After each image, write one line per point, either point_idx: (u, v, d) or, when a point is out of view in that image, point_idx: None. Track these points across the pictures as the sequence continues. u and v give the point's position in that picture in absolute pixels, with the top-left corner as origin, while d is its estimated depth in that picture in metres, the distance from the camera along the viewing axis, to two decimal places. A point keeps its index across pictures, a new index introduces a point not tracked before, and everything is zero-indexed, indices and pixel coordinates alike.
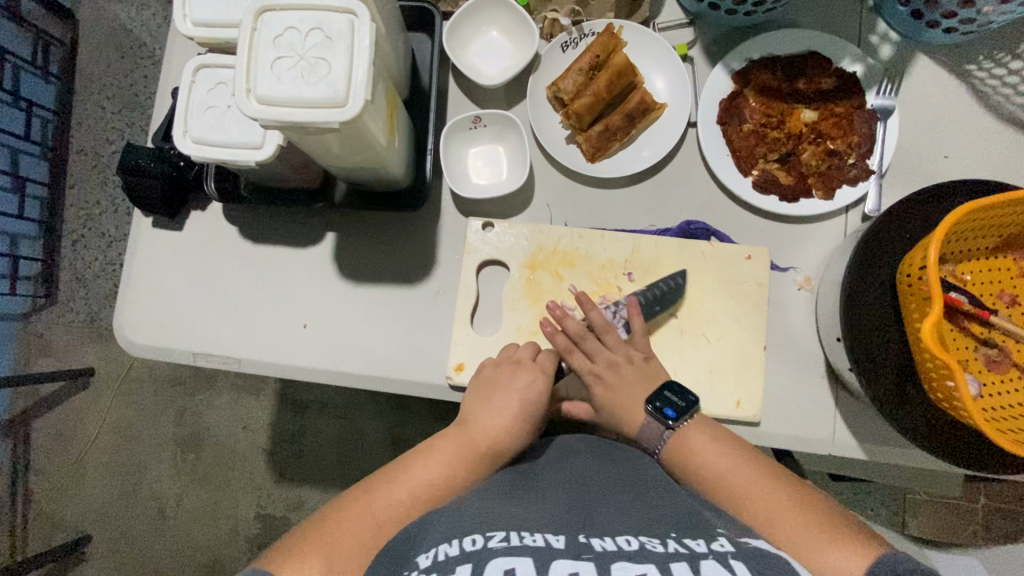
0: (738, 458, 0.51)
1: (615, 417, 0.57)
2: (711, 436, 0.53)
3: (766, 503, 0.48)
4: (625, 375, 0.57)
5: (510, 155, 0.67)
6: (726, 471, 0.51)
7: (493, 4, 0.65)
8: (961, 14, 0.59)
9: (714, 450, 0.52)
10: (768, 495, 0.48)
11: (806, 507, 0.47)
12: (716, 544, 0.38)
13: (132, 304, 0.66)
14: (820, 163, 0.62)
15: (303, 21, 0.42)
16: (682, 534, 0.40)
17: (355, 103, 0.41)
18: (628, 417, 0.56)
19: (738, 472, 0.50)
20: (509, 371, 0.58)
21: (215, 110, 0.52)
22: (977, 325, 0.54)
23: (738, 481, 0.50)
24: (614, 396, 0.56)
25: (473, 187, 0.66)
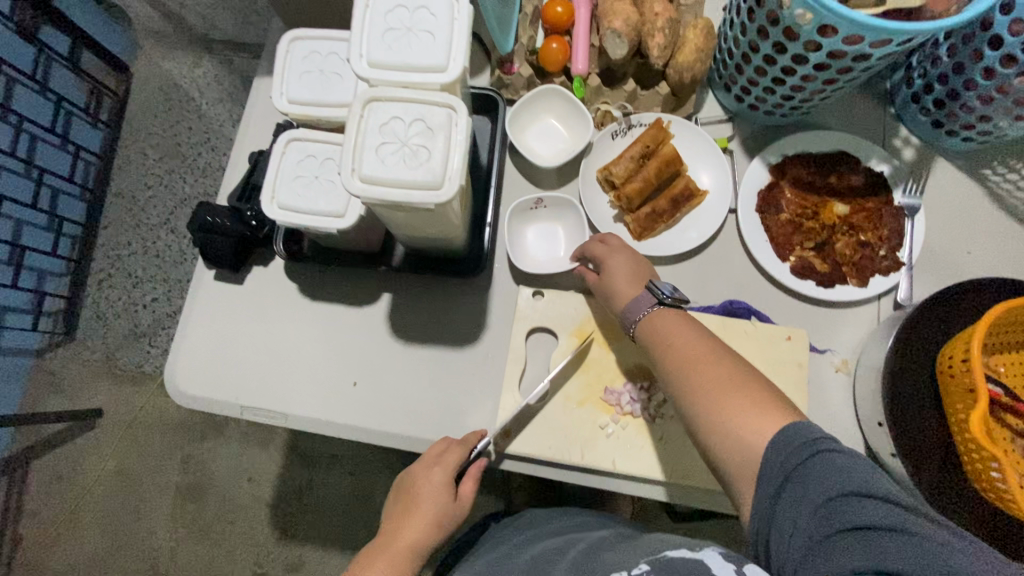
0: (697, 341, 0.52)
1: (610, 293, 0.60)
2: (680, 322, 0.54)
3: (720, 381, 0.48)
4: (633, 258, 0.61)
5: (568, 233, 0.71)
6: (686, 352, 0.51)
7: (552, 95, 0.71)
8: (978, 126, 0.65)
9: (679, 332, 0.53)
10: (713, 371, 0.49)
11: (741, 382, 0.47)
12: (634, 569, 0.44)
13: (186, 354, 0.67)
14: (853, 253, 0.67)
15: (407, 112, 0.46)
16: (612, 571, 0.46)
17: (450, 187, 0.45)
18: (622, 295, 0.59)
19: (700, 355, 0.51)
20: (424, 472, 0.59)
21: (303, 180, 0.56)
22: (1014, 416, 0.56)
23: (692, 363, 0.50)
24: (619, 270, 0.60)
25: (533, 262, 0.70)
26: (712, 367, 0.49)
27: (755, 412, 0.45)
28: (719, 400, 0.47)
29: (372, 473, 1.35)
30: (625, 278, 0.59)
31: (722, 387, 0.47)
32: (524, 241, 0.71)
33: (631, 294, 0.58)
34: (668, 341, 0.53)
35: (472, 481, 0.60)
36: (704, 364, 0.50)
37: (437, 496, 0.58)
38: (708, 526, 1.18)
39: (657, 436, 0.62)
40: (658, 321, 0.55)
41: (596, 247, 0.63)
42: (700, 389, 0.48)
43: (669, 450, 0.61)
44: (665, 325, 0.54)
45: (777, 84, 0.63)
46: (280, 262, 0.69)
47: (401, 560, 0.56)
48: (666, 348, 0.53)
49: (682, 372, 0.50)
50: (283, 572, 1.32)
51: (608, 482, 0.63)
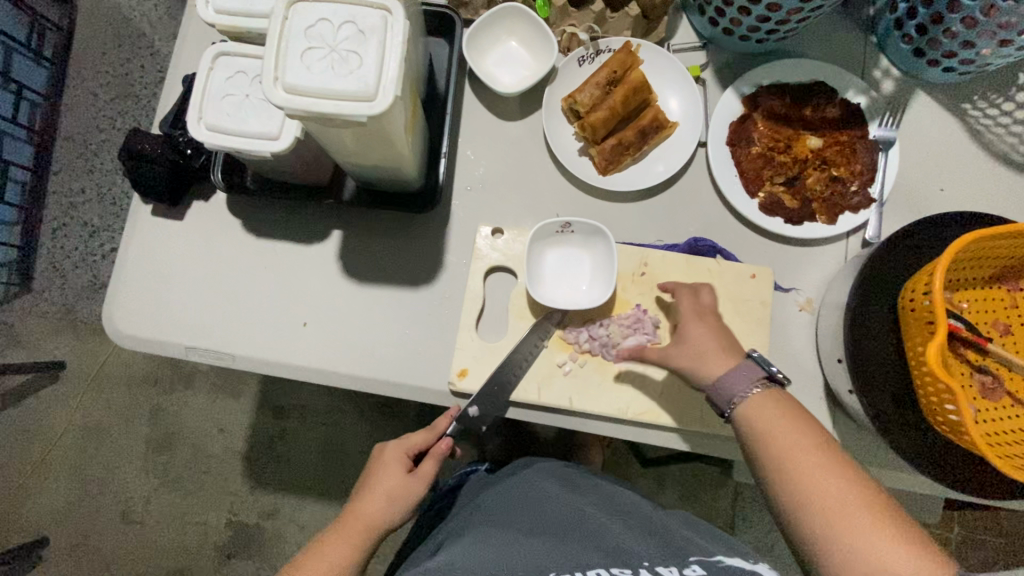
0: (814, 452, 0.47)
1: (690, 358, 0.54)
2: (790, 421, 0.49)
3: (847, 508, 0.43)
4: (721, 325, 0.56)
5: (594, 263, 0.64)
6: (801, 461, 0.46)
7: (513, 15, 0.66)
8: (961, 54, 0.62)
9: (791, 434, 0.48)
10: (840, 494, 0.44)
11: (878, 513, 0.43)
12: (688, 569, 0.44)
13: (124, 293, 0.63)
14: (824, 189, 0.64)
15: (336, 14, 0.42)
16: (654, 563, 0.46)
17: (384, 98, 0.41)
18: (711, 366, 0.53)
19: (818, 463, 0.46)
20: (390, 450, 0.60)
21: (233, 98, 0.51)
22: (973, 352, 0.56)
23: (808, 475, 0.46)
24: (706, 338, 0.54)
25: (551, 291, 0.64)
26: (835, 482, 0.45)
27: (895, 548, 0.41)
28: (848, 529, 0.43)
29: (345, 423, 1.35)
30: (718, 347, 0.54)
31: (851, 507, 0.43)
32: (547, 267, 0.65)
33: (725, 367, 0.52)
34: (781, 443, 0.48)
35: (435, 460, 0.59)
36: (828, 477, 0.45)
37: (401, 476, 0.58)
38: (675, 470, 1.21)
39: (614, 374, 0.61)
40: (762, 411, 0.50)
41: (685, 302, 0.58)
42: (831, 506, 0.44)
43: (627, 388, 0.60)
44: (774, 422, 0.49)
45: (752, 4, 0.58)
46: (223, 197, 0.65)
47: (359, 535, 0.55)
48: (778, 453, 0.47)
49: (801, 484, 0.46)
50: (258, 519, 1.33)
51: (568, 420, 0.62)
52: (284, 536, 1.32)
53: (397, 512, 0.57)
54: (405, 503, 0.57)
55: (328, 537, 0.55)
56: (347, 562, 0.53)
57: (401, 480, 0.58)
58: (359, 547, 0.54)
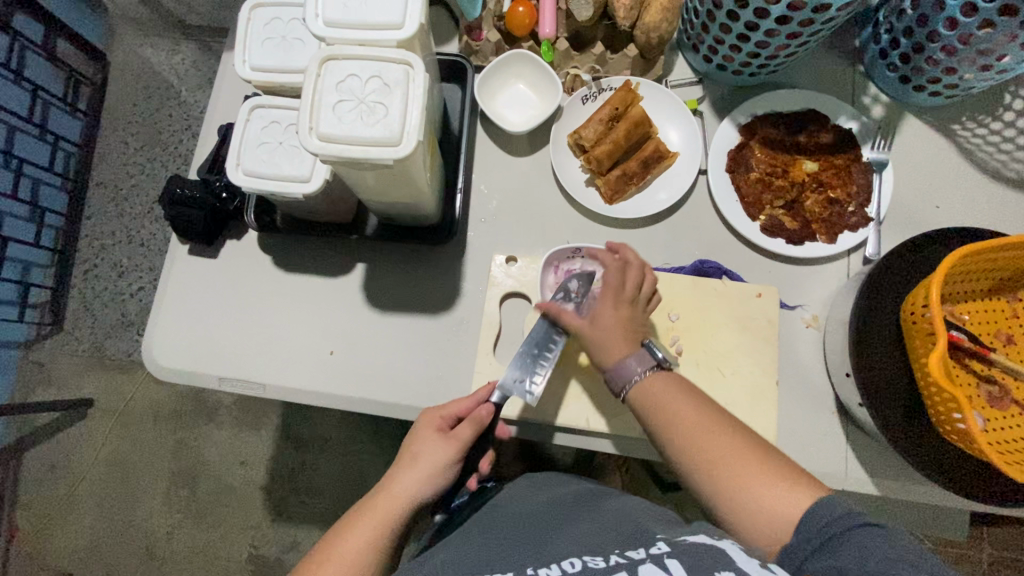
0: (692, 410, 0.50)
1: (601, 341, 0.54)
2: (672, 386, 0.52)
3: (727, 458, 0.47)
4: (630, 304, 0.56)
5: None
6: (692, 422, 0.49)
7: (519, 60, 0.71)
8: (944, 80, 0.65)
9: (676, 401, 0.51)
10: (722, 445, 0.48)
11: (753, 462, 0.46)
12: (654, 548, 0.42)
13: (162, 328, 0.67)
14: (821, 210, 0.67)
15: (364, 69, 0.47)
16: (624, 548, 0.44)
17: (408, 142, 0.45)
18: (608, 349, 0.54)
19: (704, 424, 0.49)
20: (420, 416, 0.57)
21: (268, 146, 0.56)
22: (977, 362, 0.58)
23: (694, 436, 0.49)
24: (614, 319, 0.55)
25: None
26: (721, 439, 0.48)
27: (769, 482, 0.45)
28: (738, 480, 0.46)
29: (364, 453, 1.37)
30: (622, 330, 0.54)
31: (737, 458, 0.47)
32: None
33: (626, 352, 0.54)
34: (665, 408, 0.51)
35: (472, 424, 0.55)
36: (712, 437, 0.48)
37: (438, 444, 0.54)
38: (695, 493, 1.20)
39: None
40: (655, 386, 0.52)
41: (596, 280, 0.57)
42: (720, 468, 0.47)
43: None
44: (664, 393, 0.51)
45: (742, 41, 0.63)
46: (253, 235, 0.69)
47: (390, 510, 0.51)
48: (666, 417, 0.50)
49: (690, 444, 0.49)
50: (278, 552, 1.34)
51: (601, 443, 0.65)
52: None
53: (430, 487, 0.52)
54: (440, 473, 0.53)
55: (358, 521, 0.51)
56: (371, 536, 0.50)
57: (441, 445, 0.54)
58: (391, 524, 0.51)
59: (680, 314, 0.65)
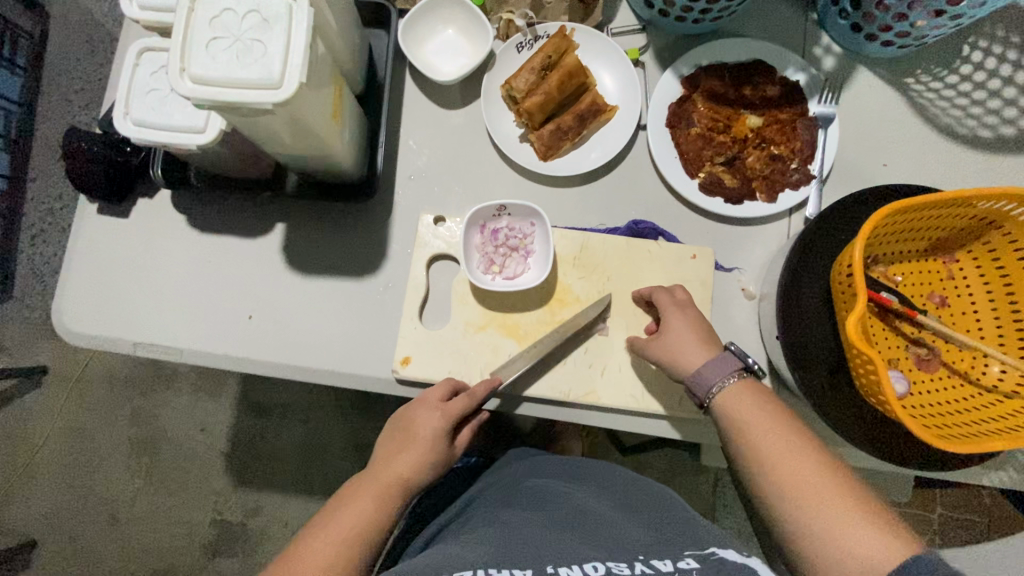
0: (782, 436, 0.48)
1: (668, 351, 0.55)
2: (763, 412, 0.50)
3: (814, 485, 0.44)
4: (698, 317, 0.56)
5: (533, 246, 0.64)
6: (777, 444, 0.47)
7: (447, 3, 0.66)
8: (896, 28, 0.62)
9: (766, 425, 0.49)
10: (808, 472, 0.45)
11: (845, 496, 0.43)
12: (683, 563, 0.43)
13: (72, 292, 0.64)
14: (763, 167, 0.64)
15: (240, 3, 0.42)
16: (649, 556, 0.45)
17: (289, 85, 0.41)
18: (686, 358, 0.54)
19: (789, 452, 0.47)
20: (423, 414, 0.55)
21: (158, 93, 0.51)
22: (908, 325, 0.56)
23: (778, 456, 0.47)
24: (685, 332, 0.55)
25: (490, 278, 0.63)
26: (803, 463, 0.46)
27: (855, 519, 0.42)
28: (819, 512, 0.43)
29: (326, 420, 1.36)
30: (695, 341, 0.54)
31: (816, 488, 0.44)
32: (492, 254, 0.64)
33: (703, 360, 0.53)
34: (747, 427, 0.49)
35: (470, 429, 0.59)
36: (799, 464, 0.46)
37: (433, 438, 0.55)
38: (653, 458, 1.20)
39: (557, 356, 0.61)
40: (740, 402, 0.51)
41: (662, 298, 0.58)
42: (804, 497, 0.44)
43: (569, 372, 0.61)
44: (750, 414, 0.50)
45: None
46: (166, 194, 0.65)
47: (386, 494, 0.52)
48: (751, 441, 0.49)
49: (771, 467, 0.47)
50: (241, 517, 1.34)
51: (558, 411, 0.62)
52: (268, 533, 1.33)
53: (425, 475, 0.54)
54: (431, 463, 0.54)
55: (354, 496, 0.52)
56: (382, 515, 0.51)
57: (441, 444, 0.55)
58: (386, 506, 0.52)
59: (612, 277, 0.63)
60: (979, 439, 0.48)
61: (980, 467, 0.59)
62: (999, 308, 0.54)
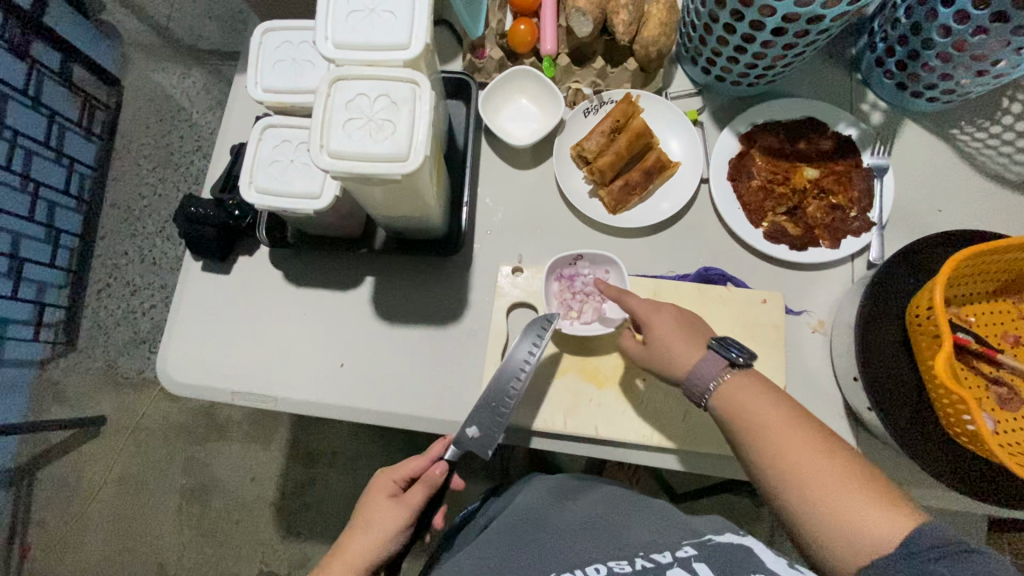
0: (777, 412, 0.49)
1: (663, 357, 0.56)
2: (757, 390, 0.51)
3: (807, 462, 0.46)
4: (678, 314, 0.58)
5: None
6: (769, 423, 0.49)
7: (521, 76, 0.73)
8: (940, 86, 0.66)
9: (759, 404, 0.50)
10: (804, 449, 0.46)
11: (839, 471, 0.45)
12: (681, 552, 0.44)
13: (176, 344, 0.69)
14: (824, 216, 0.68)
15: (371, 88, 0.48)
16: (648, 550, 0.45)
17: (415, 158, 0.47)
18: (678, 360, 0.55)
19: (784, 429, 0.48)
20: (378, 487, 0.57)
21: (280, 164, 0.57)
22: (986, 364, 0.58)
23: (779, 433, 0.48)
24: (674, 334, 0.56)
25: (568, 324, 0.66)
26: (805, 450, 0.46)
27: (854, 494, 0.43)
28: (820, 491, 0.44)
29: (374, 468, 1.37)
30: (683, 338, 0.55)
31: (816, 471, 0.45)
32: (569, 300, 0.67)
33: (696, 358, 0.54)
34: (750, 420, 0.50)
35: (424, 487, 0.56)
36: (795, 442, 0.47)
37: (386, 508, 0.55)
38: (708, 503, 1.18)
39: (637, 400, 0.64)
40: (734, 388, 0.52)
41: (634, 304, 0.59)
42: (801, 474, 0.46)
43: (650, 416, 0.63)
44: (745, 395, 0.51)
45: (738, 53, 0.64)
46: (265, 250, 0.71)
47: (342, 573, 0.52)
48: (747, 422, 0.50)
49: (770, 444, 0.48)
50: (288, 569, 1.33)
51: (609, 450, 0.65)
52: None
53: (383, 550, 0.53)
54: (390, 537, 0.54)
55: None
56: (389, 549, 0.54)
57: (393, 509, 0.55)
58: None
59: None
60: None
61: None
62: None
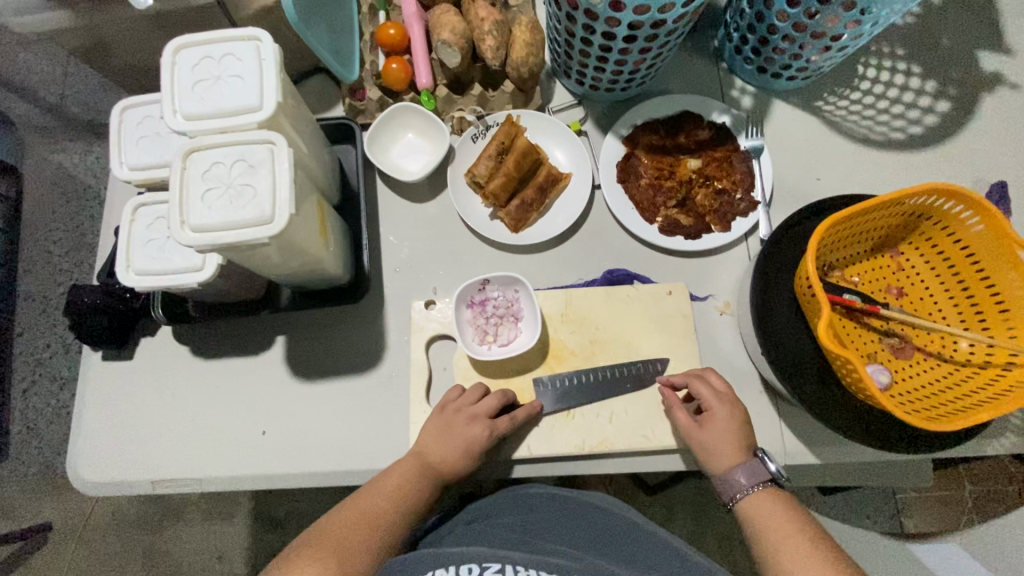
0: (801, 540, 0.50)
1: (708, 448, 0.57)
2: (786, 516, 0.52)
3: None
4: (740, 416, 0.58)
5: (521, 309, 0.68)
6: (787, 545, 0.50)
7: (402, 112, 0.73)
8: (793, 65, 0.71)
9: (783, 526, 0.51)
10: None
11: None
12: None
13: (85, 441, 0.65)
14: (712, 202, 0.71)
15: (227, 155, 0.48)
16: None
17: (281, 217, 0.46)
18: (721, 459, 0.56)
19: (800, 553, 0.49)
20: (460, 400, 0.62)
21: (155, 242, 0.56)
22: (875, 319, 0.61)
23: (796, 556, 0.49)
24: (723, 434, 0.57)
25: (486, 350, 0.66)
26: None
27: None
28: None
29: None
30: (732, 439, 0.57)
31: None
32: (484, 325, 0.67)
33: (737, 462, 0.56)
34: (768, 532, 0.52)
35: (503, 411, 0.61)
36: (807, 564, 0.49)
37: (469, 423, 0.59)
38: (680, 491, 1.19)
39: (565, 413, 0.64)
40: (759, 507, 0.53)
41: (703, 391, 0.59)
42: None
43: (579, 426, 0.63)
44: (768, 513, 0.53)
45: (602, 63, 0.67)
46: (168, 328, 0.69)
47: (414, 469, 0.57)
48: (764, 537, 0.52)
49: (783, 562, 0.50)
50: None
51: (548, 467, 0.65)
52: None
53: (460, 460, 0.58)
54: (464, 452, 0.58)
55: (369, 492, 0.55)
56: (397, 517, 0.54)
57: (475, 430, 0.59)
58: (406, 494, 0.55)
59: (601, 325, 0.67)
60: (963, 415, 0.51)
61: (978, 438, 0.62)
62: (950, 287, 0.60)
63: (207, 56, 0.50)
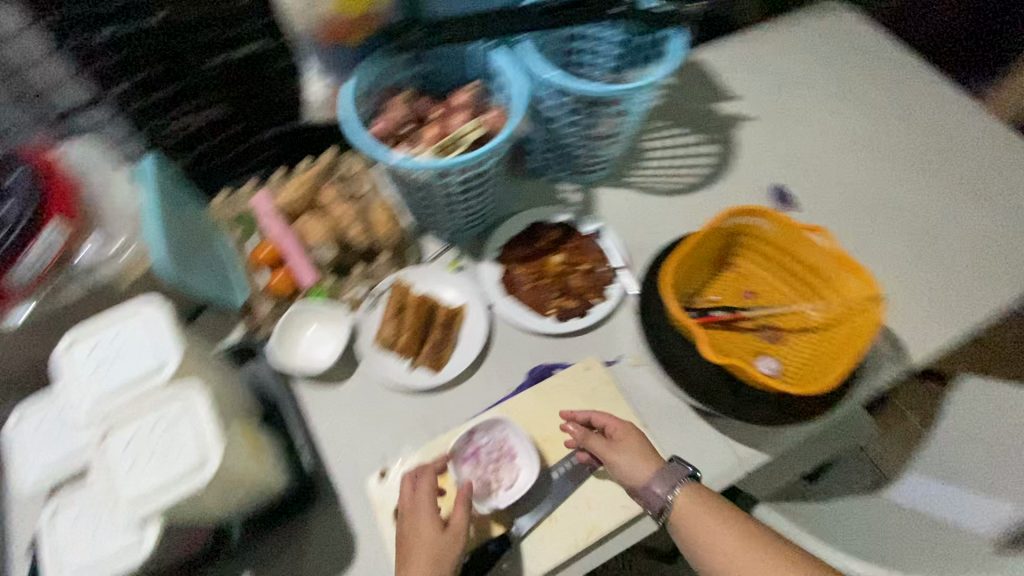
0: (727, 532, 0.62)
1: (631, 467, 0.65)
2: (702, 505, 0.63)
3: (733, 554, 0.61)
4: (639, 436, 0.67)
5: (514, 436, 0.71)
6: (723, 548, 0.61)
7: (302, 310, 0.79)
8: (595, 160, 0.89)
9: (711, 527, 0.62)
10: (750, 559, 0.60)
11: (753, 546, 0.61)
12: None
13: None
14: (585, 283, 0.82)
15: (141, 422, 0.49)
16: None
17: (216, 456, 0.49)
18: (631, 472, 0.64)
19: (737, 548, 0.61)
20: (409, 523, 0.63)
21: (82, 540, 0.53)
22: (746, 321, 0.73)
23: (728, 552, 0.61)
24: (631, 457, 0.65)
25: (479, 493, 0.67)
26: (751, 558, 0.60)
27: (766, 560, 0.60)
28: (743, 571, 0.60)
29: None
30: (641, 463, 0.65)
31: (737, 557, 0.60)
32: (483, 475, 0.68)
33: (652, 472, 0.64)
34: (715, 549, 0.61)
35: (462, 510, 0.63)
36: (738, 551, 0.61)
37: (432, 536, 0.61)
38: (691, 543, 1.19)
39: (548, 518, 0.66)
40: (684, 511, 0.63)
41: (610, 423, 0.68)
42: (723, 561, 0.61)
43: (560, 527, 0.66)
44: (697, 519, 0.62)
45: (453, 211, 0.79)
46: None
47: None
48: (700, 539, 0.62)
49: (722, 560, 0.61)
50: None
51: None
52: None
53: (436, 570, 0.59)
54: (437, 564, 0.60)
55: None
56: None
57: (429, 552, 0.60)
58: None
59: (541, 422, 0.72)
60: (839, 368, 0.63)
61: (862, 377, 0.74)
62: (785, 275, 0.74)
63: (95, 344, 0.54)
